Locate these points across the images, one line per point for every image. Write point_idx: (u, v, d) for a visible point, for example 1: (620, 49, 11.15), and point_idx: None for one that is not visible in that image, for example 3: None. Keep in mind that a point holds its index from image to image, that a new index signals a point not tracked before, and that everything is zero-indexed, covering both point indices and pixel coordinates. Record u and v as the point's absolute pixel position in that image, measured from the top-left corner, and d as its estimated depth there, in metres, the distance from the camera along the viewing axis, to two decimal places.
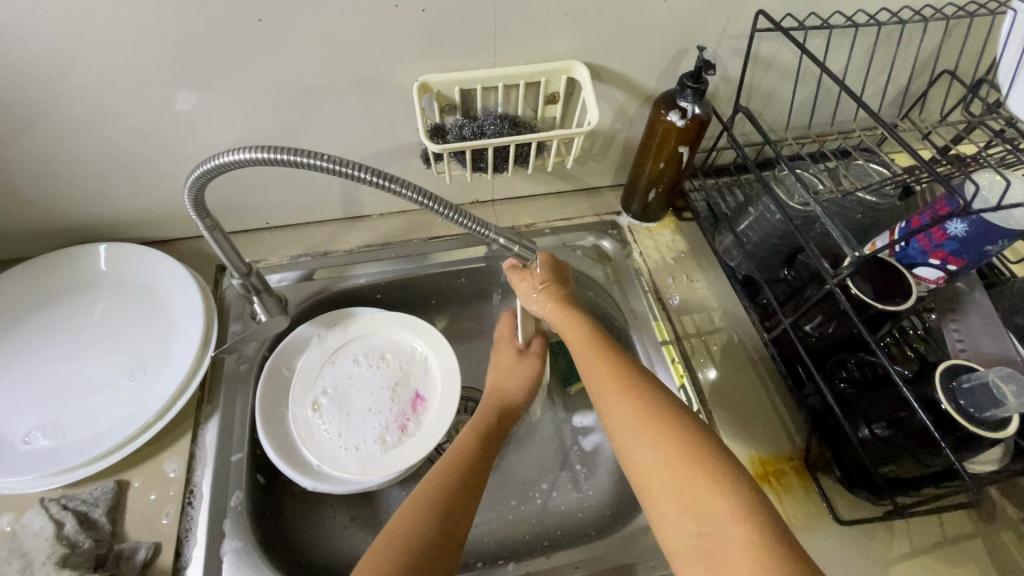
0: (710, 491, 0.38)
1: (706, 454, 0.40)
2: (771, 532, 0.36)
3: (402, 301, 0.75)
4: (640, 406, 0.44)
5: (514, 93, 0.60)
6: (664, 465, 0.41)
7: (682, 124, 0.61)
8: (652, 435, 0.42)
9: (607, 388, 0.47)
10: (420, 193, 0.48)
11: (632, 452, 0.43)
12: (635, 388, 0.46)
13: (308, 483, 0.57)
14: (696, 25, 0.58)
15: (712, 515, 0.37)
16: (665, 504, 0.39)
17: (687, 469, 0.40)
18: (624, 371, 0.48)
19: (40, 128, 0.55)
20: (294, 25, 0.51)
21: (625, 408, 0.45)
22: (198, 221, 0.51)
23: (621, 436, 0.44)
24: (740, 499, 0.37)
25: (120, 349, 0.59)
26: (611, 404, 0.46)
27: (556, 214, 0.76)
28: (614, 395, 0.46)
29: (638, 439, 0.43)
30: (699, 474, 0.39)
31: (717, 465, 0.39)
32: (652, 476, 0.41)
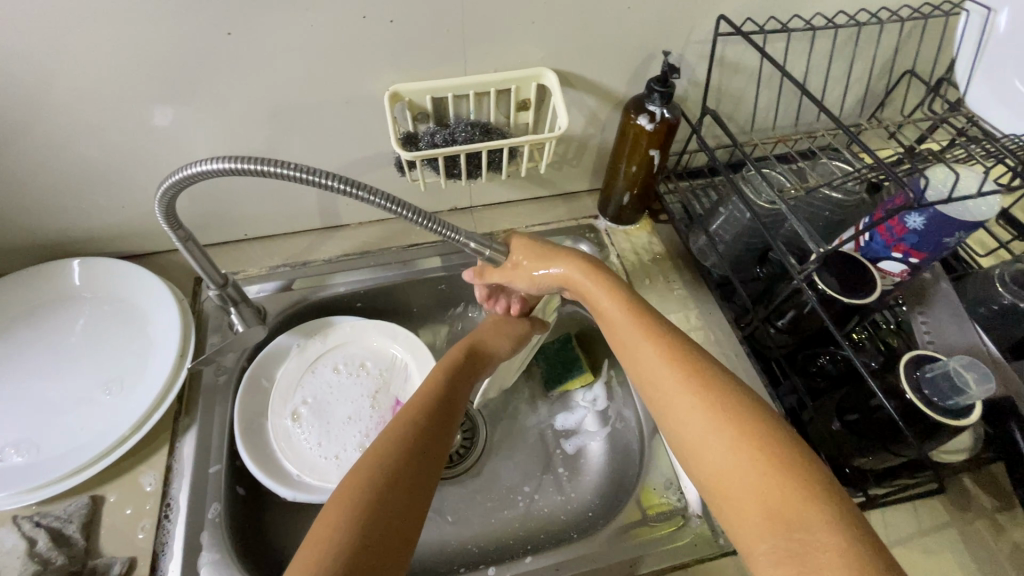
0: (801, 496, 0.36)
1: (790, 455, 0.38)
2: (867, 545, 0.33)
3: (382, 309, 0.75)
4: (708, 398, 0.42)
5: (485, 100, 0.61)
6: (742, 462, 0.38)
7: (651, 128, 0.62)
8: (729, 432, 0.40)
9: (667, 377, 0.45)
10: (389, 199, 0.48)
11: (704, 449, 0.41)
12: (706, 380, 0.44)
13: (287, 492, 0.57)
14: (660, 31, 0.59)
15: (801, 520, 0.35)
16: (747, 507, 0.37)
17: (771, 469, 0.37)
18: (684, 358, 0.45)
19: (11, 146, 0.55)
20: (263, 38, 0.52)
21: (691, 400, 0.43)
22: (170, 233, 0.51)
23: (692, 431, 0.42)
24: (829, 504, 0.35)
25: (96, 364, 0.59)
26: (677, 396, 0.44)
27: (534, 219, 0.77)
28: (682, 386, 0.44)
29: (710, 434, 0.41)
30: (788, 478, 0.37)
31: (800, 466, 0.37)
32: (730, 475, 0.39)
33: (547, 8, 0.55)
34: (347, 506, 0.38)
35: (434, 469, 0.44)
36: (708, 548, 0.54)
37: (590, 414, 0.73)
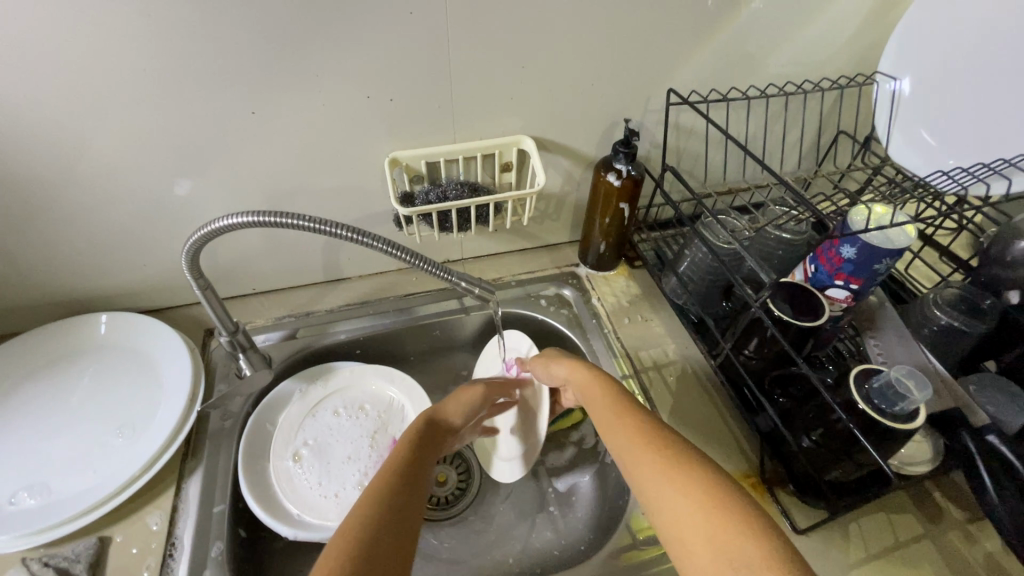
0: (747, 538, 0.37)
1: (738, 501, 0.40)
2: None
3: (380, 355, 0.80)
4: (673, 455, 0.45)
5: (473, 163, 0.70)
6: (696, 511, 0.40)
7: (619, 183, 0.71)
8: (689, 485, 0.42)
9: (630, 442, 0.49)
10: (388, 245, 0.55)
11: (663, 507, 0.43)
12: (665, 442, 0.47)
13: (288, 531, 0.59)
14: (621, 102, 0.70)
15: (747, 558, 0.36)
16: (699, 552, 0.38)
17: (717, 512, 0.40)
18: (648, 425, 0.50)
19: (53, 212, 0.62)
20: (281, 116, 0.61)
21: (655, 459, 0.46)
22: (191, 281, 0.57)
23: (652, 491, 0.44)
24: (787, 551, 0.36)
25: (109, 410, 0.63)
26: (638, 460, 0.47)
27: (521, 268, 0.84)
28: (641, 450, 0.47)
29: (669, 485, 0.43)
30: (733, 522, 0.39)
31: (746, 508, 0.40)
32: (689, 523, 0.40)
33: (522, 86, 0.65)
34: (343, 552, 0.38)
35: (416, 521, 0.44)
36: None
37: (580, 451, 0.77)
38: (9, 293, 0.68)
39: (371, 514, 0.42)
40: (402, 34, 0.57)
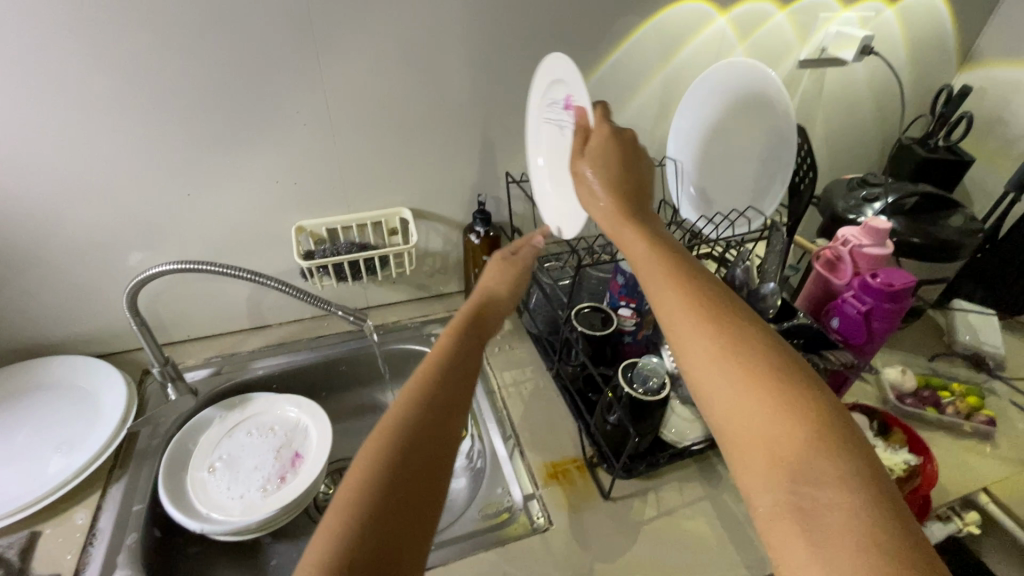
0: (815, 450, 0.35)
1: (805, 407, 0.37)
2: (871, 494, 0.33)
3: (295, 387, 0.96)
4: (722, 344, 0.42)
5: (366, 229, 0.92)
6: (766, 413, 0.38)
7: (479, 242, 0.93)
8: (744, 377, 0.40)
9: (685, 316, 0.44)
10: (280, 283, 0.74)
11: (723, 403, 0.40)
12: (721, 324, 0.43)
13: (195, 524, 0.71)
14: (477, 181, 0.94)
15: (817, 473, 0.34)
16: (754, 457, 0.37)
17: (788, 418, 0.37)
18: (704, 300, 0.45)
19: (25, 272, 0.79)
20: (212, 197, 0.82)
21: (706, 342, 0.42)
22: (130, 320, 0.73)
23: (709, 381, 0.41)
24: (845, 457, 0.35)
25: (52, 432, 0.76)
26: (694, 340, 0.43)
27: (417, 313, 1.04)
28: (697, 329, 0.43)
29: (719, 374, 0.41)
30: (801, 432, 0.36)
31: (818, 414, 0.37)
32: (737, 416, 0.39)
33: (398, 172, 0.89)
34: (364, 496, 0.40)
35: (454, 428, 0.47)
36: (522, 532, 0.70)
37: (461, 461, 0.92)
38: None
39: (401, 438, 0.44)
40: (301, 139, 0.80)
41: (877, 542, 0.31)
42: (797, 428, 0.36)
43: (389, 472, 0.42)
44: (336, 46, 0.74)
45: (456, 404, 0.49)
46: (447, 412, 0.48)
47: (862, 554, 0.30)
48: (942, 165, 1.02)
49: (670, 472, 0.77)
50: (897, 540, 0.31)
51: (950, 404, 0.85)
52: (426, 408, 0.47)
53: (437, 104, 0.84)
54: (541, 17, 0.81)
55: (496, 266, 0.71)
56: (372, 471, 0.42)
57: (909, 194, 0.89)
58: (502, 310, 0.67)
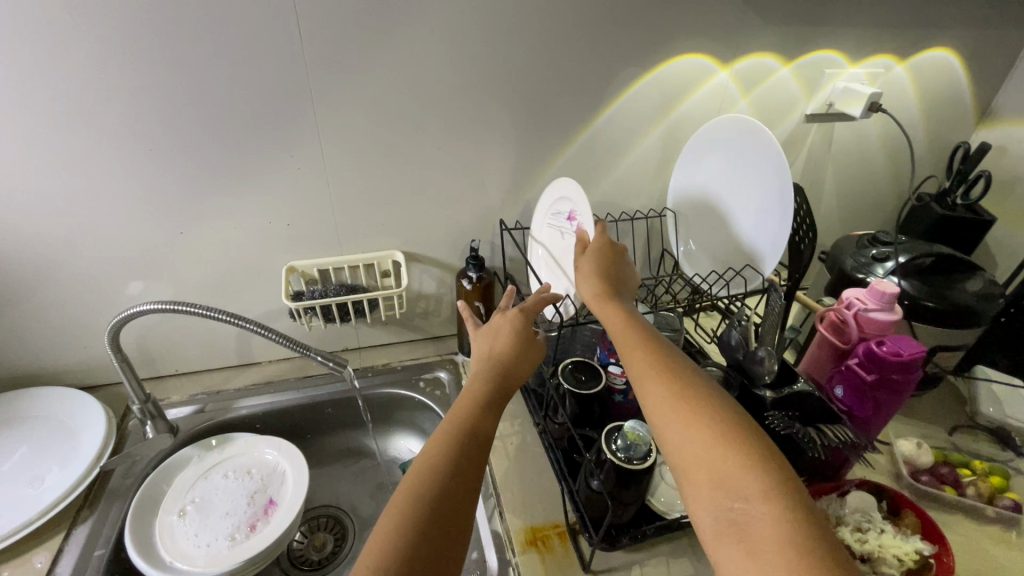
0: (744, 471, 0.43)
1: (741, 438, 0.46)
2: (789, 506, 0.41)
3: (278, 428, 0.94)
4: (681, 397, 0.51)
5: (358, 271, 0.92)
6: (707, 442, 0.46)
7: (471, 287, 0.92)
8: (695, 422, 0.48)
9: (645, 369, 0.55)
10: (260, 327, 0.74)
11: (672, 435, 0.49)
12: (673, 375, 0.53)
13: (155, 573, 0.69)
14: (471, 227, 0.94)
15: (744, 489, 0.42)
16: (698, 480, 0.45)
17: (724, 445, 0.45)
18: (660, 357, 0.56)
19: (20, 304, 0.81)
20: (206, 236, 0.83)
21: (668, 397, 0.51)
22: (111, 357, 0.73)
23: (662, 418, 0.50)
24: (768, 475, 0.43)
25: (25, 466, 0.75)
26: (652, 386, 0.53)
27: (407, 355, 1.02)
28: (654, 379, 0.53)
29: (676, 421, 0.49)
30: (735, 456, 0.44)
31: (750, 444, 0.45)
32: (692, 454, 0.47)
33: (392, 216, 0.89)
34: (399, 520, 0.44)
35: (478, 464, 0.51)
36: None
37: None
38: None
39: (430, 471, 0.48)
40: (296, 182, 0.81)
41: (799, 545, 0.38)
42: (730, 451, 0.45)
43: (423, 504, 0.46)
44: (331, 95, 0.75)
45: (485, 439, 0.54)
46: (476, 450, 0.52)
47: (793, 554, 0.38)
48: (959, 224, 0.98)
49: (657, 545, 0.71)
50: (817, 549, 0.38)
51: (972, 484, 0.77)
52: (454, 445, 0.51)
53: (431, 151, 0.84)
54: (536, 70, 0.81)
55: (496, 328, 0.67)
56: (405, 500, 0.46)
57: (922, 255, 0.86)
58: (518, 373, 0.63)
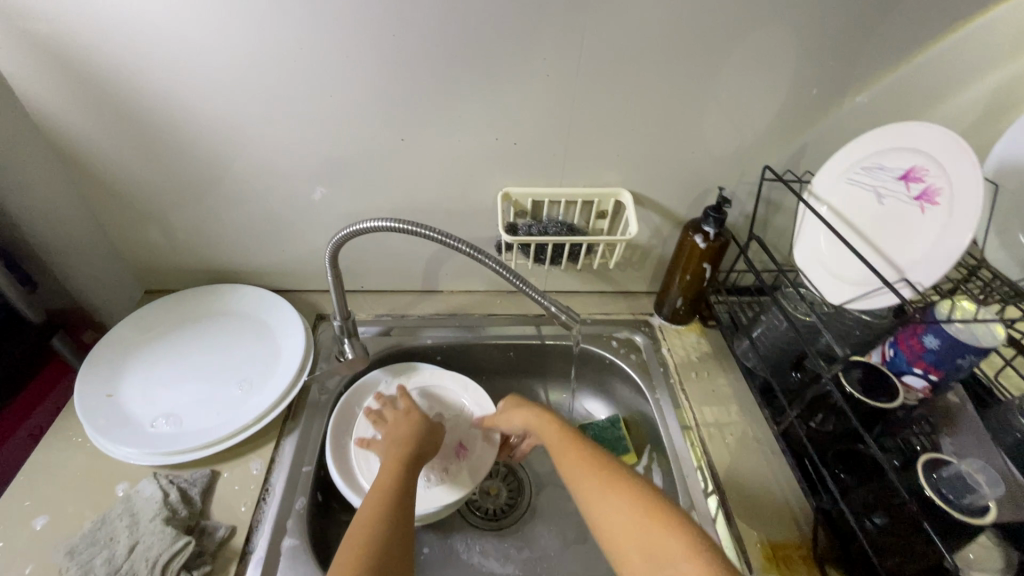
0: (669, 538, 0.50)
1: (669, 513, 0.52)
2: (717, 561, 0.47)
3: (458, 364, 0.88)
4: (607, 482, 0.56)
5: (573, 208, 0.80)
6: (630, 520, 0.52)
7: (705, 245, 0.76)
8: (626, 498, 0.54)
9: (580, 469, 0.59)
10: (499, 264, 0.65)
11: (603, 521, 0.54)
12: (601, 464, 0.59)
13: (360, 503, 0.66)
14: (715, 172, 0.77)
15: (672, 555, 0.48)
16: (632, 557, 0.50)
17: (652, 522, 0.51)
18: (594, 455, 0.61)
19: (231, 198, 0.77)
20: (423, 146, 0.73)
21: (606, 497, 0.55)
22: (328, 271, 0.67)
23: (597, 509, 0.55)
24: (691, 538, 0.49)
25: (234, 365, 0.74)
26: (585, 481, 0.58)
27: (597, 308, 0.90)
28: (585, 475, 0.58)
29: (606, 505, 0.55)
30: (661, 527, 0.51)
31: (672, 514, 0.52)
32: (620, 531, 0.52)
33: (629, 148, 0.74)
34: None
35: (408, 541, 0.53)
36: None
37: None
38: (186, 259, 0.85)
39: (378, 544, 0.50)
40: (535, 93, 0.68)
41: None
42: (655, 525, 0.51)
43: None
44: None
45: (406, 516, 0.55)
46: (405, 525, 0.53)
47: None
48: None
49: None
50: None
51: None
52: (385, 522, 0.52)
53: (705, 71, 0.67)
54: None
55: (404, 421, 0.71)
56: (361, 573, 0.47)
57: None
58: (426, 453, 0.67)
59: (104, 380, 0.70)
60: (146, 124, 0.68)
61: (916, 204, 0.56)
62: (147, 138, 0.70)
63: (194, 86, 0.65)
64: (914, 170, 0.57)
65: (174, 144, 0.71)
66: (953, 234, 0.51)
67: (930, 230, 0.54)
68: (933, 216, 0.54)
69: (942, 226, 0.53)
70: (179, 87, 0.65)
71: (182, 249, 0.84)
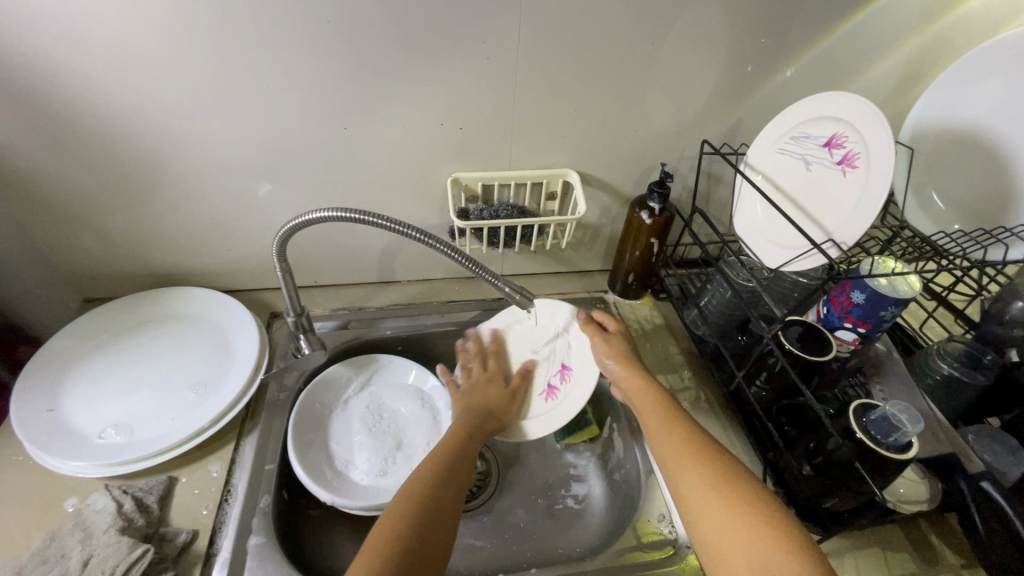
0: (781, 554, 0.43)
1: (780, 525, 0.45)
2: None
3: (419, 352, 0.88)
4: (716, 478, 0.51)
5: (523, 190, 0.81)
6: (743, 527, 0.46)
7: (650, 221, 0.79)
8: (736, 500, 0.48)
9: (683, 456, 0.54)
10: (449, 249, 0.64)
11: (707, 518, 0.49)
12: (712, 459, 0.53)
13: (327, 495, 0.66)
14: (658, 149, 0.79)
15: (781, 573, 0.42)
16: (737, 563, 0.45)
17: (761, 532, 0.45)
18: (702, 445, 0.54)
19: (169, 197, 0.74)
20: (368, 134, 0.72)
21: (698, 479, 0.51)
22: (276, 265, 0.66)
23: (699, 503, 0.50)
24: (806, 559, 0.42)
25: (186, 369, 0.72)
26: (689, 469, 0.53)
27: (553, 289, 0.92)
28: (690, 463, 0.53)
29: (714, 504, 0.49)
30: (771, 540, 0.44)
31: (786, 528, 0.45)
32: (718, 529, 0.47)
33: (574, 128, 0.75)
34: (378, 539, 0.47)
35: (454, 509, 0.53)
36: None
37: (592, 463, 0.82)
38: (125, 264, 0.81)
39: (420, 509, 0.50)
40: (478, 76, 0.68)
41: None
42: (763, 536, 0.45)
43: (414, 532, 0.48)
44: None
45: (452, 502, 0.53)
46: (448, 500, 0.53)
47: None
48: None
49: (873, 534, 0.63)
50: None
51: None
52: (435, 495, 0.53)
53: (642, 51, 0.68)
54: None
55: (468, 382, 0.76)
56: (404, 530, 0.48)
57: None
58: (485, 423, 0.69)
59: (44, 394, 0.66)
60: (67, 124, 0.64)
61: (838, 168, 0.60)
62: (69, 139, 0.66)
63: (117, 81, 0.62)
64: (836, 137, 0.60)
65: (100, 144, 0.67)
66: (870, 196, 0.56)
67: (851, 193, 0.58)
68: (853, 180, 0.58)
69: (861, 189, 0.57)
70: (101, 83, 0.62)
71: (120, 254, 0.80)
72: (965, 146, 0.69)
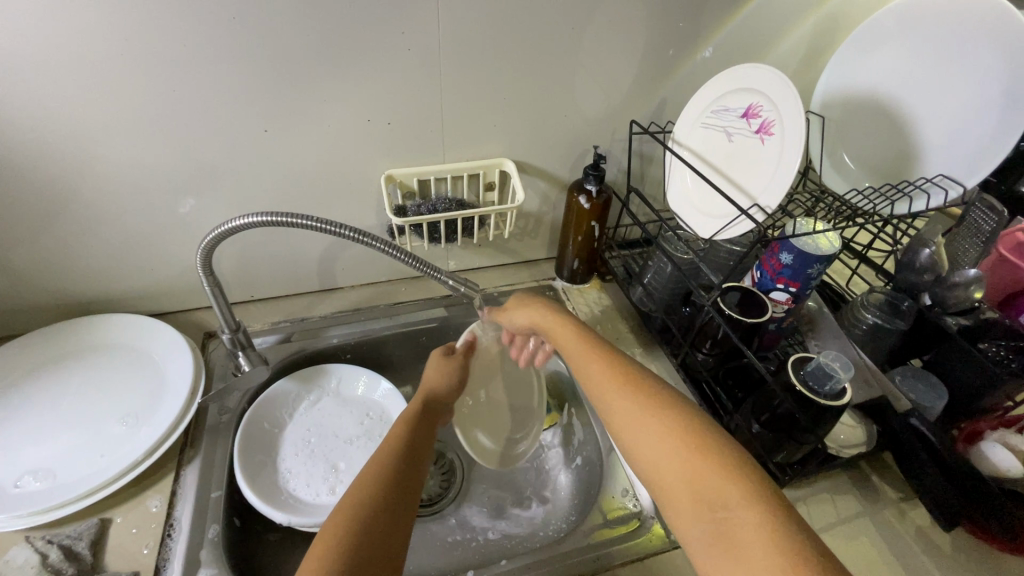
0: (720, 477, 0.41)
1: (713, 446, 0.44)
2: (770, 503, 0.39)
3: (370, 358, 0.86)
4: (642, 404, 0.49)
5: (460, 183, 0.80)
6: (677, 453, 0.44)
7: (589, 204, 0.80)
8: (664, 424, 0.46)
9: (609, 389, 0.52)
10: (386, 245, 0.62)
11: (639, 447, 0.47)
12: (636, 384, 0.51)
13: (282, 517, 0.62)
14: (590, 133, 0.80)
15: (721, 495, 0.40)
16: (678, 494, 0.43)
17: (694, 454, 0.44)
18: (625, 373, 0.53)
19: (75, 220, 0.68)
20: (290, 135, 0.69)
21: (633, 414, 0.49)
22: (203, 280, 0.62)
23: (631, 432, 0.48)
24: (744, 475, 0.41)
25: (113, 401, 0.66)
26: (617, 400, 0.51)
27: (502, 281, 0.92)
28: (616, 393, 0.51)
29: (645, 432, 0.47)
30: (705, 462, 0.43)
31: (716, 446, 0.44)
32: (656, 459, 0.45)
33: (505, 117, 0.75)
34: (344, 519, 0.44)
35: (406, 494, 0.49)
36: (660, 547, 0.61)
37: (555, 450, 0.82)
38: (28, 296, 0.74)
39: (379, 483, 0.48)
40: (402, 72, 0.66)
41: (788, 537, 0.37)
42: (697, 458, 0.43)
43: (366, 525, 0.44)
44: None
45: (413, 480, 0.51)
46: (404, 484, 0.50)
47: (783, 560, 0.35)
48: None
49: (820, 481, 0.66)
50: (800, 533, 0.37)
51: None
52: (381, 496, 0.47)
53: (566, 36, 0.69)
54: None
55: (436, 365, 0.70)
56: (340, 543, 0.42)
57: None
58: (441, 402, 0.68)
59: None
60: None
61: (756, 137, 0.63)
62: None
63: None
64: (752, 108, 0.63)
65: None
66: (787, 160, 0.59)
67: (771, 159, 0.61)
68: (771, 147, 0.61)
69: (778, 154, 0.60)
70: None
71: (22, 286, 0.72)
72: (870, 109, 0.74)
